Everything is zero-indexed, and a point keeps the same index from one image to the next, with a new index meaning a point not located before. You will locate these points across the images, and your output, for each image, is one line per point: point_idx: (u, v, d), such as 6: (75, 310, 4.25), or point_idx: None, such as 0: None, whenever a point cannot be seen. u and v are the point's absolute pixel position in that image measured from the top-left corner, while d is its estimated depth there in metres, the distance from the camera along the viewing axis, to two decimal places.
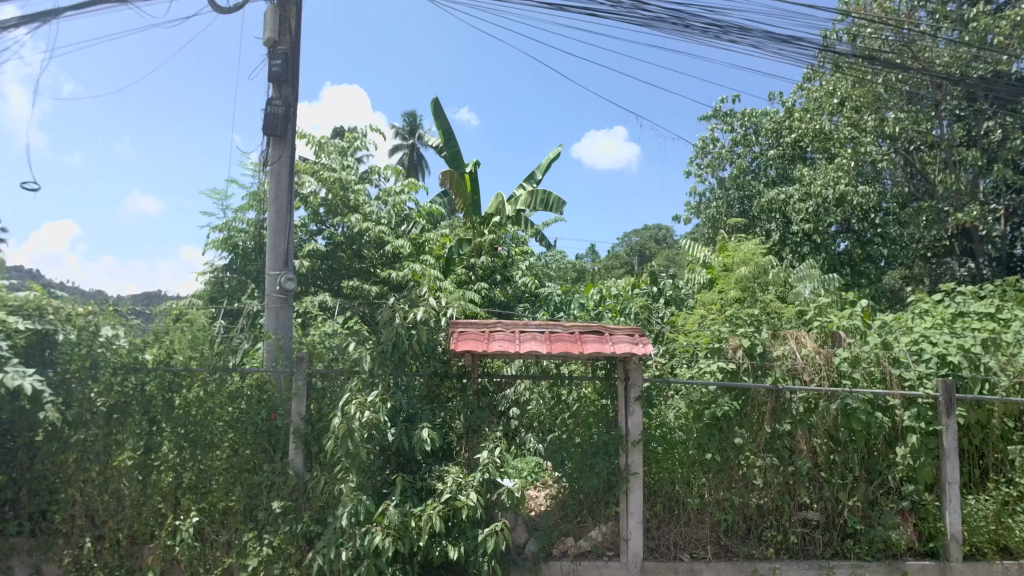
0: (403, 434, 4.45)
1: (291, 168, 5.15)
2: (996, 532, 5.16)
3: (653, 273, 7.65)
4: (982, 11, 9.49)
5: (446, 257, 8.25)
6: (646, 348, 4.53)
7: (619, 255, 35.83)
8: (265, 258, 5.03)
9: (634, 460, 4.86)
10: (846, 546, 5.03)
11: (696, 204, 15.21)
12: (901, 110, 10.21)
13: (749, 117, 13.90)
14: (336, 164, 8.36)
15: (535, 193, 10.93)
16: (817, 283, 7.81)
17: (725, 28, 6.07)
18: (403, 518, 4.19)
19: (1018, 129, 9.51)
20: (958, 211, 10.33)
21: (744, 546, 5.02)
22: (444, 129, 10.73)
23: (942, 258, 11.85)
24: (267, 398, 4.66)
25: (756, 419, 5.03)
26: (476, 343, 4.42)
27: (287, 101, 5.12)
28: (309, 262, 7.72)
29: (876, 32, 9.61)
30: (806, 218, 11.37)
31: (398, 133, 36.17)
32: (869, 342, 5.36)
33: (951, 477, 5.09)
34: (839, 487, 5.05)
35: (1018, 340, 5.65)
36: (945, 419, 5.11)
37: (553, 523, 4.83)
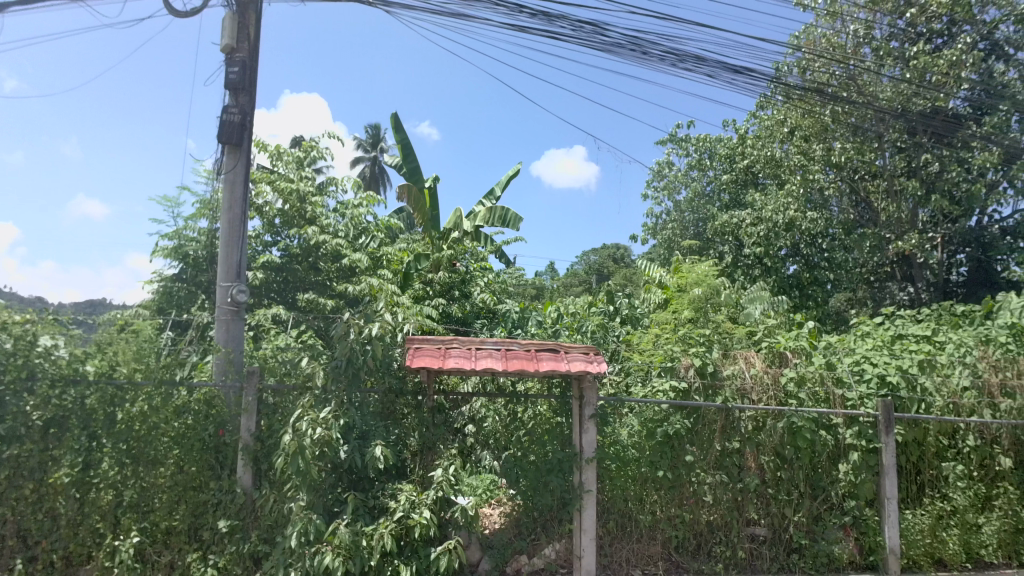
0: (356, 452, 4.39)
1: (247, 176, 5.04)
2: (932, 545, 5.45)
3: (609, 292, 7.73)
4: (922, 50, 10.07)
5: (404, 271, 8.24)
6: (601, 366, 4.57)
7: (578, 273, 36.30)
8: (216, 268, 4.90)
9: (588, 477, 4.85)
10: (791, 560, 5.18)
11: (653, 225, 15.66)
12: (847, 140, 10.69)
13: (704, 142, 14.68)
14: (292, 173, 8.12)
15: (493, 209, 10.98)
16: (767, 304, 8.00)
17: (681, 56, 6.30)
18: (355, 537, 4.17)
19: (954, 162, 10.05)
20: (899, 239, 10.83)
21: (694, 561, 5.11)
22: (403, 143, 10.72)
23: (884, 282, 12.18)
24: (215, 413, 4.54)
25: (707, 436, 5.15)
26: (432, 359, 4.39)
27: (244, 109, 5.03)
28: (263, 274, 7.47)
29: (824, 66, 10.09)
30: (758, 241, 11.82)
31: (361, 145, 36.09)
32: (814, 363, 5.55)
33: (889, 493, 5.31)
34: (785, 503, 5.22)
35: (951, 362, 5.96)
36: (884, 438, 5.33)
37: (507, 540, 4.83)
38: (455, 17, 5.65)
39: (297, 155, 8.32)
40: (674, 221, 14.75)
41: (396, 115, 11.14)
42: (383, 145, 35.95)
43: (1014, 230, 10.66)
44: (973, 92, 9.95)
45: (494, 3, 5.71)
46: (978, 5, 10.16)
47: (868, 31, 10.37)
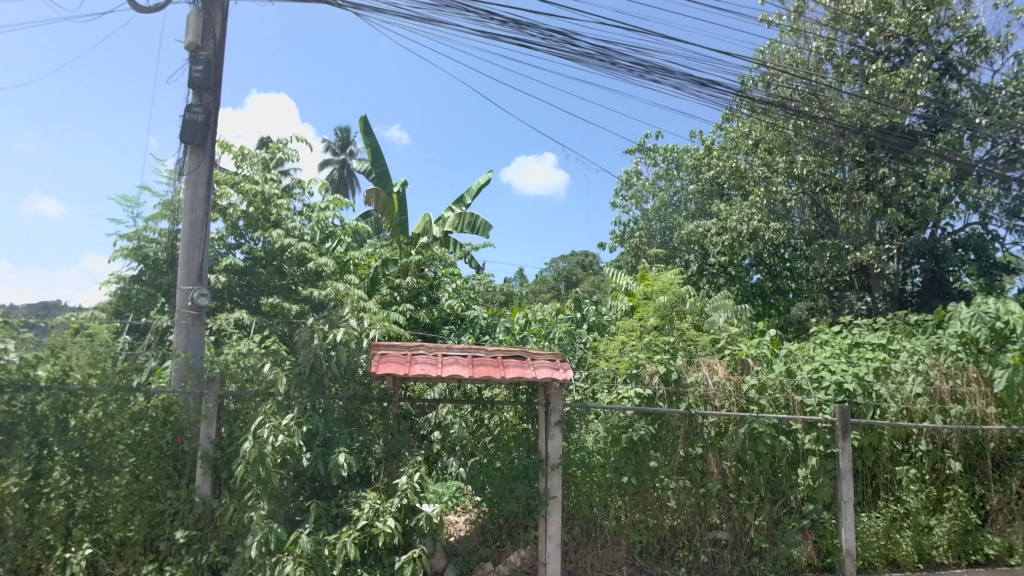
0: (318, 460, 4.31)
1: (209, 178, 4.94)
2: (886, 546, 5.62)
3: (576, 299, 7.73)
4: (880, 68, 10.43)
5: (371, 277, 8.18)
6: (567, 374, 4.60)
7: (546, 280, 36.47)
8: (176, 271, 4.78)
9: (554, 483, 4.88)
10: (752, 564, 5.27)
11: (621, 233, 15.88)
12: (809, 153, 11.00)
13: (672, 152, 15.06)
14: (257, 174, 7.82)
15: (462, 215, 10.96)
16: (730, 312, 8.15)
17: (649, 68, 6.40)
18: (317, 546, 4.10)
19: (909, 177, 10.43)
20: (857, 250, 11.15)
21: (658, 566, 5.16)
22: (372, 147, 10.63)
23: (843, 292, 12.55)
24: (174, 420, 4.42)
25: (671, 442, 5.24)
26: (398, 366, 4.36)
27: (208, 109, 4.93)
28: (226, 277, 7.10)
29: (787, 81, 10.39)
30: (722, 250, 12.09)
31: (329, 147, 35.72)
32: (774, 369, 5.71)
33: (846, 496, 5.46)
34: (746, 507, 5.32)
35: (906, 369, 6.18)
36: (841, 442, 5.49)
37: (472, 547, 4.83)
38: (424, 22, 5.63)
39: (262, 157, 7.94)
40: (642, 229, 15.00)
41: (366, 118, 11.06)
42: (352, 148, 35.65)
43: (966, 242, 11.16)
44: (928, 109, 10.36)
45: (464, 9, 5.70)
46: (933, 26, 10.58)
47: (829, 48, 10.72)
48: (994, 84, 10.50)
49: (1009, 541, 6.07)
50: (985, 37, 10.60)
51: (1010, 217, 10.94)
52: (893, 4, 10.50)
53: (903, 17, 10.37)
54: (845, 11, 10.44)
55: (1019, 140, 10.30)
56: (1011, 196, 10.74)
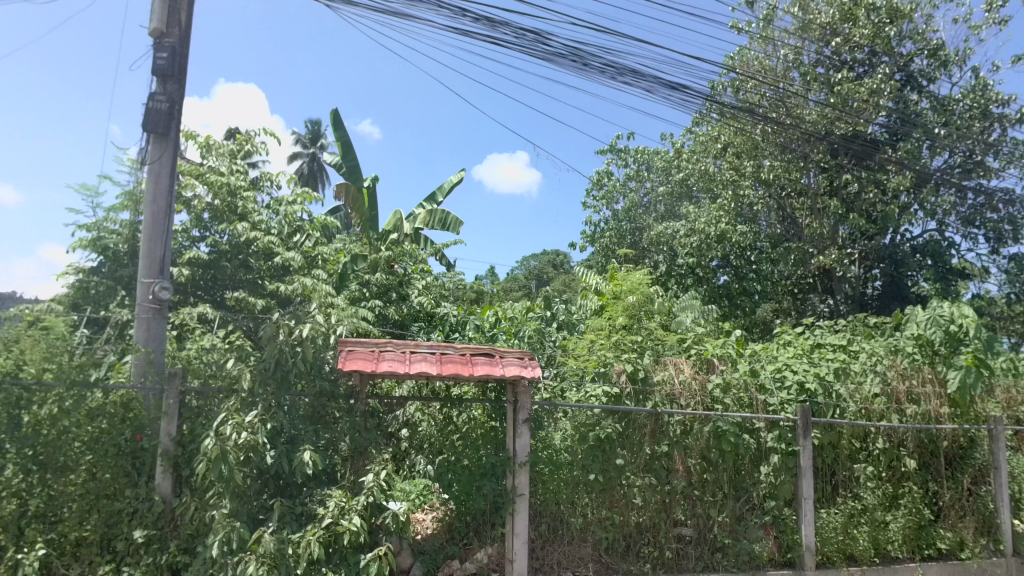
0: (283, 457, 4.24)
1: (173, 168, 4.81)
2: (844, 542, 5.78)
3: (547, 297, 7.75)
4: (845, 77, 10.73)
5: (340, 273, 8.08)
6: (535, 372, 4.62)
7: (517, 278, 36.53)
8: (137, 264, 4.65)
9: (521, 481, 4.88)
10: (716, 559, 5.37)
11: (591, 233, 16.00)
12: (776, 159, 11.27)
13: (643, 154, 15.24)
14: (223, 166, 7.58)
15: (433, 212, 10.91)
16: (697, 313, 8.28)
17: (620, 70, 6.49)
18: (280, 545, 4.04)
19: (870, 184, 10.76)
20: (820, 254, 11.44)
21: (623, 563, 5.22)
22: (343, 141, 10.50)
23: (807, 294, 12.86)
24: (132, 417, 4.30)
25: (637, 440, 5.30)
26: (365, 362, 4.33)
27: (173, 97, 4.80)
28: (189, 270, 6.73)
29: (755, 87, 10.62)
30: (691, 252, 12.28)
31: (299, 141, 35.12)
32: (739, 369, 5.83)
33: (806, 493, 5.61)
34: (710, 504, 5.43)
35: (864, 370, 6.41)
36: (802, 440, 5.63)
37: (439, 546, 4.84)
38: (397, 17, 5.61)
39: (229, 148, 7.72)
40: (612, 229, 15.13)
41: (337, 112, 10.92)
42: (322, 142, 35.19)
43: (923, 248, 11.54)
44: (889, 119, 10.70)
45: (437, 5, 5.69)
46: (896, 38, 10.94)
47: (796, 56, 10.97)
48: (952, 96, 10.90)
49: (959, 536, 6.32)
50: (945, 51, 10.98)
51: (965, 225, 11.36)
52: (858, 16, 10.81)
53: (867, 28, 10.68)
54: (812, 21, 10.71)
55: (974, 151, 10.71)
56: (967, 204, 11.16)
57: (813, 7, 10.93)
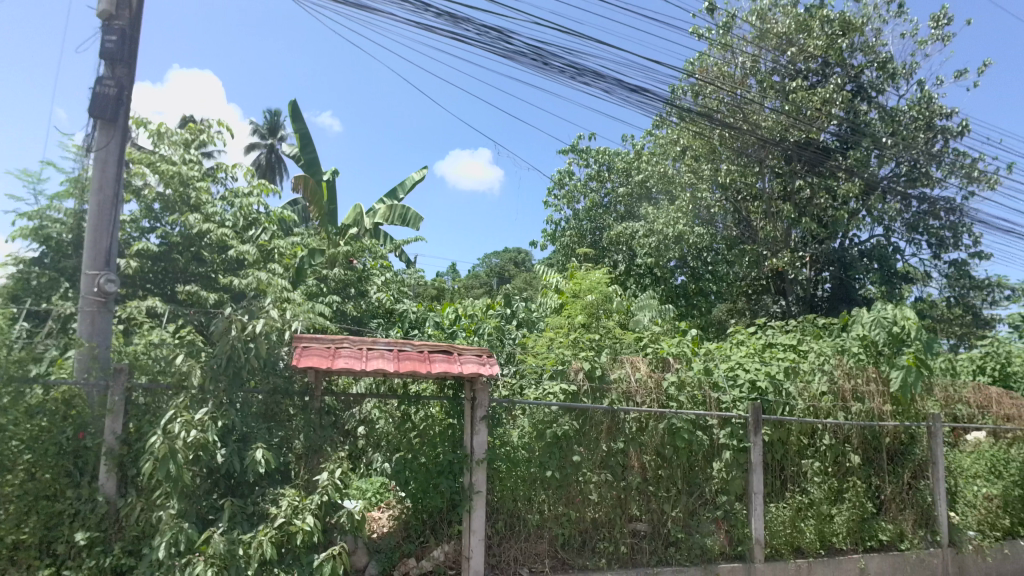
0: (234, 456, 4.14)
1: (121, 155, 4.62)
2: (792, 534, 5.99)
3: (507, 295, 7.61)
4: (800, 85, 11.07)
5: (296, 267, 7.92)
6: (493, 369, 4.63)
7: (479, 276, 36.53)
8: (82, 255, 4.46)
9: (478, 479, 4.88)
10: (669, 553, 5.49)
11: (552, 231, 16.10)
12: (732, 163, 11.56)
13: (604, 155, 15.40)
14: (175, 155, 7.28)
15: (393, 207, 10.82)
16: (654, 312, 8.42)
17: (580, 70, 6.54)
18: (230, 546, 3.94)
19: (822, 189, 11.17)
20: (774, 256, 11.79)
21: (579, 558, 5.27)
22: (301, 133, 10.29)
23: (760, 295, 13.14)
24: (75, 415, 4.11)
25: (594, 437, 5.38)
26: (321, 359, 4.26)
27: (122, 82, 4.62)
28: (138, 262, 6.43)
29: (714, 93, 10.89)
30: (649, 252, 12.49)
31: (256, 131, 34.24)
32: (693, 368, 5.96)
33: (756, 487, 5.81)
34: (664, 499, 5.56)
35: (812, 369, 6.64)
36: (753, 437, 5.83)
37: (395, 544, 4.82)
38: (358, 9, 5.53)
39: (183, 136, 7.41)
40: (573, 228, 15.26)
41: (295, 103, 10.69)
42: (282, 134, 34.43)
43: (870, 252, 12.02)
44: (841, 127, 11.10)
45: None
46: (848, 50, 11.36)
47: (753, 64, 11.26)
48: (899, 108, 11.39)
49: (899, 527, 6.63)
50: (893, 64, 11.45)
51: (909, 231, 11.88)
52: (812, 27, 11.19)
53: (821, 39, 11.06)
54: (769, 30, 11.04)
55: (919, 161, 11.22)
56: (911, 211, 11.67)
57: (770, 17, 11.26)
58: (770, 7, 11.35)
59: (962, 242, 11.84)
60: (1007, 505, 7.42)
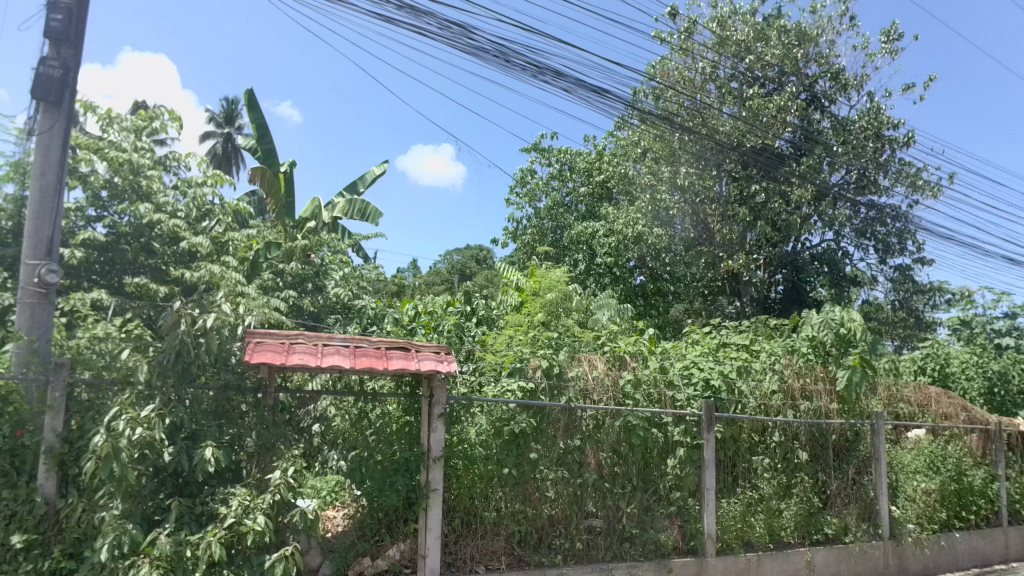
0: (182, 454, 4.01)
1: (66, 140, 4.41)
2: (742, 529, 6.16)
3: (466, 292, 7.34)
4: (757, 92, 11.40)
5: (251, 260, 7.60)
6: (451, 366, 4.63)
7: (440, 272, 36.38)
8: (21, 243, 4.25)
9: (435, 477, 4.87)
10: (624, 549, 5.56)
11: (514, 229, 16.15)
12: (691, 166, 11.72)
13: (566, 154, 15.49)
14: (126, 141, 6.84)
15: (353, 201, 10.67)
16: (613, 311, 8.54)
17: (542, 69, 6.59)
18: (177, 547, 3.83)
19: (776, 195, 11.54)
20: (729, 258, 12.11)
21: (535, 555, 5.29)
22: (258, 123, 10.04)
23: (716, 296, 13.34)
24: (12, 411, 3.95)
25: (551, 434, 5.43)
26: (274, 355, 4.18)
27: (68, 64, 4.41)
28: (83, 252, 6.08)
29: (674, 97, 11.11)
30: (607, 252, 13.15)
31: (212, 119, 33.23)
32: (649, 366, 6.09)
33: (708, 483, 5.97)
34: (619, 495, 5.65)
35: (764, 368, 6.84)
36: (706, 434, 5.99)
37: (349, 543, 4.73)
38: None
39: (135, 122, 7.00)
40: (534, 227, 15.34)
41: (252, 92, 10.43)
42: (239, 123, 33.54)
43: (821, 256, 12.34)
44: (795, 134, 11.47)
45: None
46: (803, 60, 11.73)
47: (712, 70, 11.53)
48: (849, 117, 11.84)
49: (844, 521, 6.90)
50: (845, 75, 11.88)
51: (858, 236, 12.35)
52: (769, 37, 11.53)
53: (778, 48, 11.40)
54: (728, 38, 11.32)
55: (868, 170, 11.70)
56: (860, 217, 12.13)
57: (730, 24, 11.55)
58: (730, 16, 11.67)
59: (907, 248, 12.38)
60: (943, 498, 7.87)
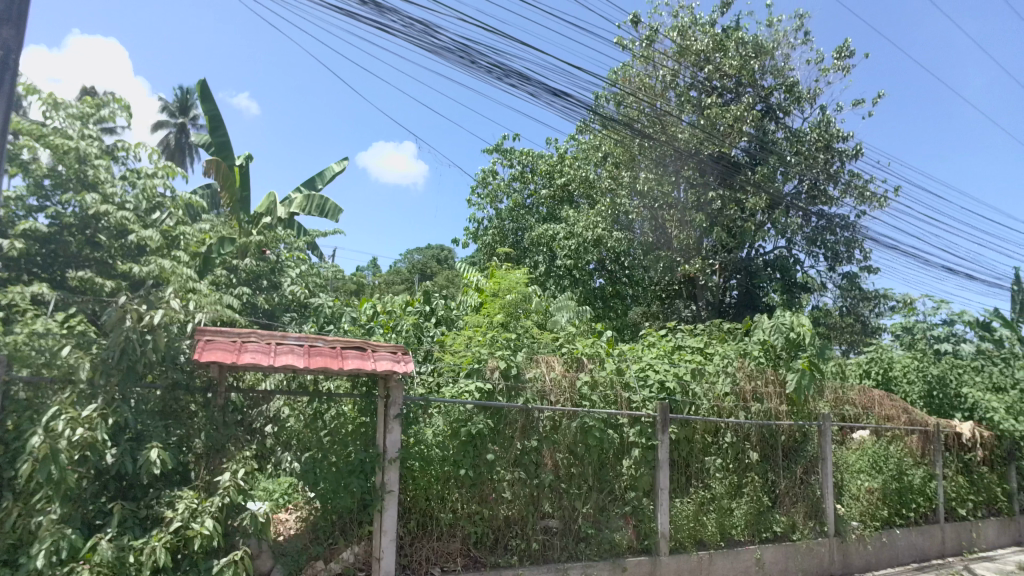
0: (126, 456, 3.87)
1: (6, 127, 3.95)
2: (694, 528, 6.30)
3: (426, 291, 7.25)
4: (714, 102, 11.71)
5: (203, 255, 7.39)
6: (408, 366, 4.61)
7: (400, 272, 36.09)
8: None
9: (390, 478, 4.84)
10: (579, 549, 5.62)
11: (475, 230, 16.15)
12: (650, 171, 11.95)
13: (528, 156, 15.55)
14: (72, 129, 6.19)
15: (311, 197, 10.50)
16: (572, 313, 8.62)
17: (507, 72, 6.63)
18: (119, 553, 3.69)
19: (731, 202, 11.86)
20: (686, 263, 12.38)
21: (491, 556, 5.30)
22: (212, 114, 9.77)
23: (673, 300, 13.91)
24: None
25: (508, 435, 5.46)
26: (225, 353, 4.08)
27: (10, 45, 4.13)
28: (23, 243, 5.50)
29: (635, 103, 11.31)
30: (568, 254, 13.26)
31: (165, 109, 32.12)
32: (606, 368, 6.19)
33: (662, 483, 6.10)
34: (575, 496, 5.71)
35: (717, 371, 7.02)
36: (660, 435, 6.12)
37: (302, 547, 4.62)
38: None
39: (82, 109, 6.34)
40: (495, 228, 15.36)
41: (205, 82, 10.13)
42: (194, 114, 32.54)
43: (774, 263, 12.81)
44: (751, 144, 11.83)
45: None
46: (760, 72, 12.10)
47: (672, 78, 11.79)
48: (802, 129, 12.27)
49: (791, 519, 7.15)
50: (799, 88, 12.30)
51: (809, 244, 12.78)
52: (728, 48, 11.87)
53: (735, 60, 11.74)
54: (688, 47, 11.61)
55: (819, 180, 12.14)
56: (811, 226, 12.58)
57: (691, 34, 11.84)
58: (690, 26, 11.96)
59: (854, 256, 12.89)
60: (885, 496, 8.23)
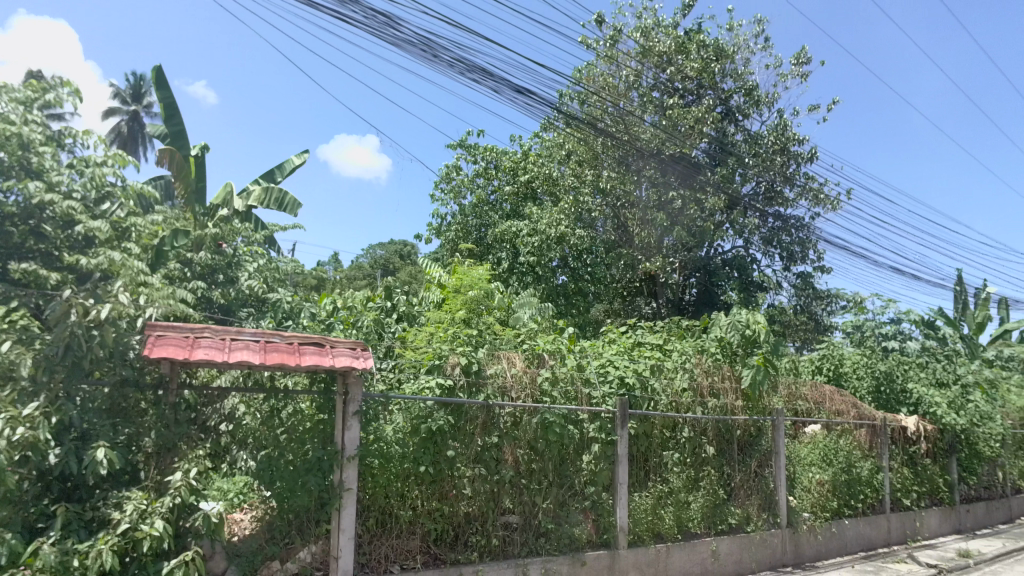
0: (70, 456, 3.72)
1: None
2: (653, 522, 6.43)
3: (387, 287, 7.28)
4: (676, 103, 11.91)
5: (155, 248, 7.15)
6: (367, 363, 4.56)
7: (363, 267, 35.61)
8: None
9: (348, 475, 4.77)
10: (539, 544, 5.68)
11: (438, 226, 16.06)
12: (613, 170, 12.20)
13: (492, 153, 15.53)
14: (14, 113, 5.61)
15: (270, 190, 10.27)
16: (534, 309, 8.68)
17: (469, 67, 6.59)
18: (63, 557, 3.55)
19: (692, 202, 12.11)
20: (647, 261, 12.59)
21: (451, 553, 5.32)
22: (166, 102, 9.44)
23: (634, 297, 14.16)
24: None
25: (468, 432, 5.47)
26: (177, 349, 3.99)
27: None
28: None
29: (599, 102, 11.42)
30: (531, 251, 13.26)
31: (116, 95, 30.88)
32: (567, 364, 6.24)
33: (621, 478, 6.22)
34: (535, 491, 5.76)
35: (676, 367, 7.16)
36: (620, 430, 6.25)
37: (257, 547, 4.55)
38: None
39: (26, 93, 5.77)
40: (459, 224, 15.30)
41: (160, 69, 9.79)
42: (147, 101, 31.40)
43: (731, 262, 13.19)
44: (710, 146, 12.11)
45: None
46: (720, 75, 12.38)
47: (636, 78, 11.94)
48: (760, 132, 12.60)
49: (745, 511, 7.37)
50: (758, 91, 12.62)
51: (765, 244, 13.15)
52: (689, 50, 12.09)
53: (696, 62, 11.97)
54: (651, 48, 11.78)
55: (775, 182, 12.49)
56: (768, 226, 12.95)
57: (653, 36, 12.03)
58: (653, 28, 12.14)
59: (808, 256, 13.32)
60: (834, 488, 8.56)
